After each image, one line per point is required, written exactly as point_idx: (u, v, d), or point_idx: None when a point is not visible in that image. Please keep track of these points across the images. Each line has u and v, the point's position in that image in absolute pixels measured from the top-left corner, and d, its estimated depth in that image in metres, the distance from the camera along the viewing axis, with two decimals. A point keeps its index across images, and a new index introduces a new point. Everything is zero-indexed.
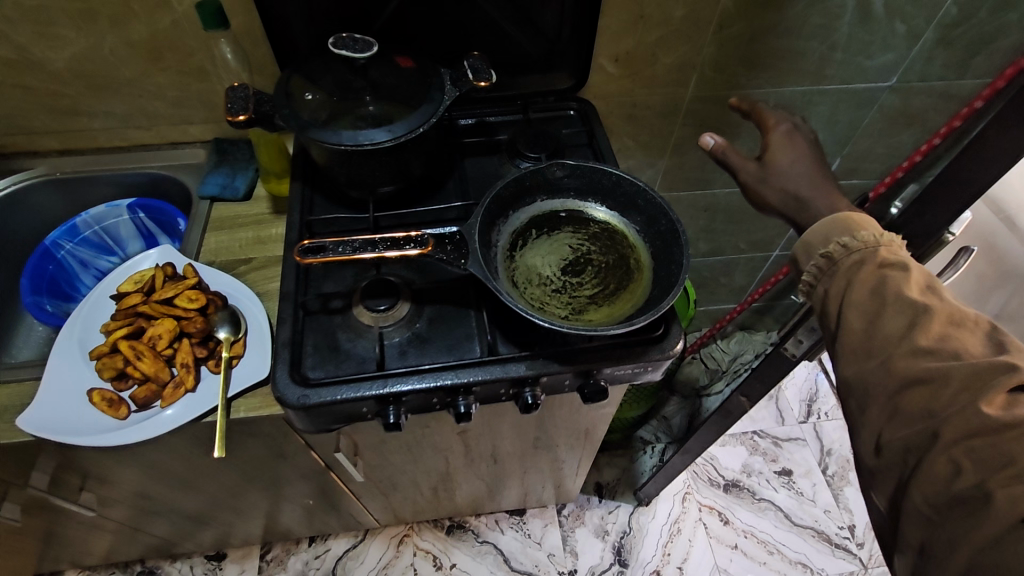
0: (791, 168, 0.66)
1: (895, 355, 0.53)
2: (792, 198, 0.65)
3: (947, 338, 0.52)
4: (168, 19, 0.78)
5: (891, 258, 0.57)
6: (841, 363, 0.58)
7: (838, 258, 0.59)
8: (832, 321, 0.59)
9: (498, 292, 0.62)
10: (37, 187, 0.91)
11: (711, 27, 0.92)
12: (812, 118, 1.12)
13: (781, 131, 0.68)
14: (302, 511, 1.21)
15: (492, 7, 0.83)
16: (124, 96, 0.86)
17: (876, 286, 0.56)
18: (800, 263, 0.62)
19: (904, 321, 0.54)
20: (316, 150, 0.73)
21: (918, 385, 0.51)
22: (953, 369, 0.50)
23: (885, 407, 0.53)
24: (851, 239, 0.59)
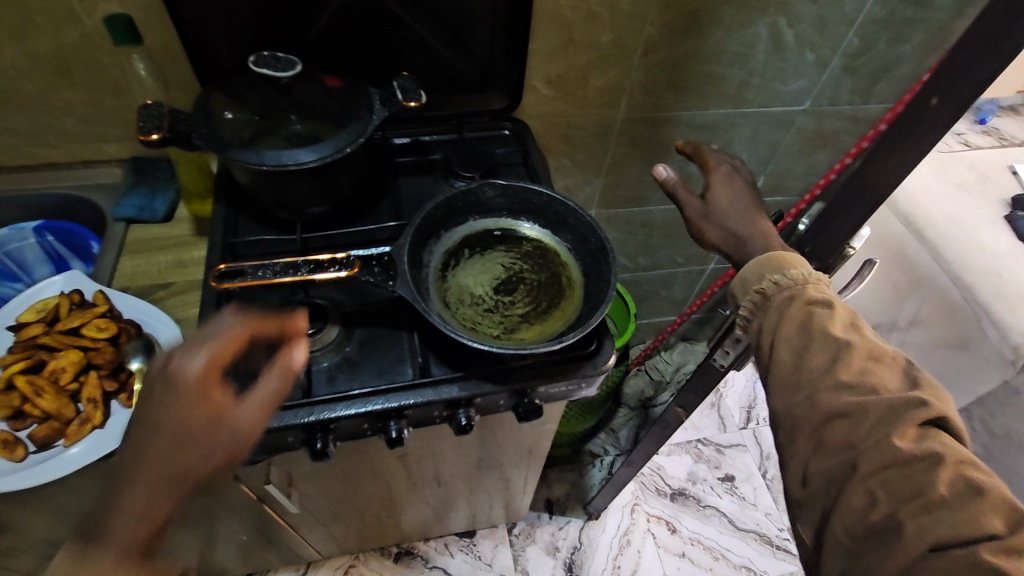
0: (732, 207, 0.69)
1: (821, 390, 0.56)
2: (731, 236, 0.68)
3: (867, 371, 0.55)
4: (76, 33, 0.74)
5: (818, 295, 0.61)
6: (774, 394, 0.60)
7: (770, 294, 0.63)
8: (765, 355, 0.62)
9: (426, 313, 0.61)
10: None
11: (638, 52, 0.96)
12: (737, 139, 1.18)
13: (721, 172, 0.72)
14: (237, 549, 1.14)
15: (422, 28, 0.83)
16: (29, 112, 0.81)
17: (803, 321, 0.59)
18: (738, 298, 0.65)
19: (828, 355, 0.57)
20: (239, 171, 0.71)
21: (838, 418, 0.54)
22: (874, 405, 0.53)
23: (812, 439, 0.56)
24: (782, 276, 0.63)
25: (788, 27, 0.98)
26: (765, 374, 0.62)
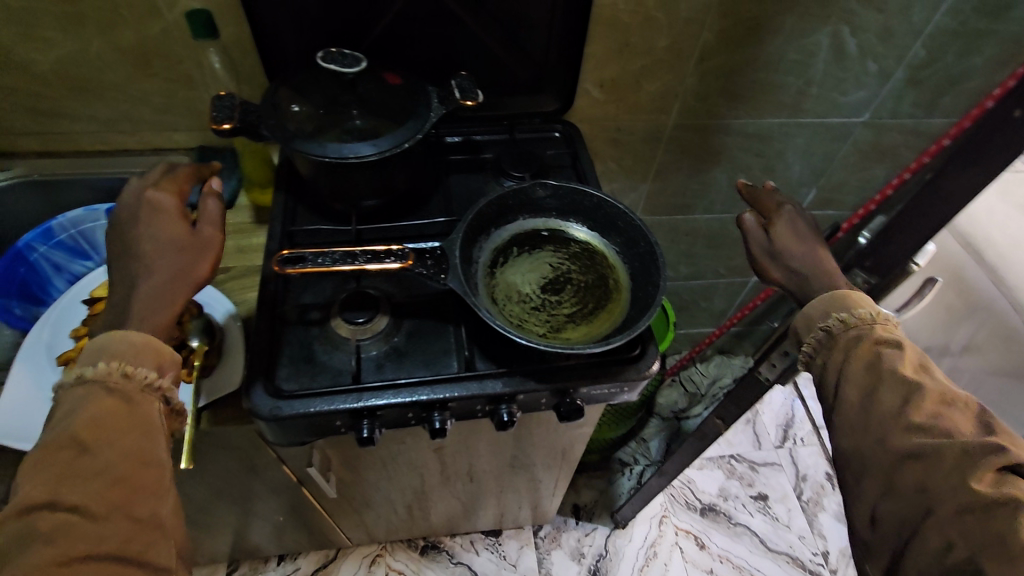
0: (797, 243, 0.67)
1: (891, 431, 0.55)
2: (795, 275, 0.67)
3: (939, 414, 0.54)
4: (157, 27, 0.78)
5: (890, 339, 0.59)
6: (840, 431, 0.60)
7: (836, 333, 0.61)
8: (832, 395, 0.61)
9: (476, 308, 0.62)
10: (15, 187, 0.90)
11: (694, 58, 0.95)
12: (790, 150, 1.16)
13: (786, 210, 0.70)
14: (272, 528, 1.18)
15: (481, 29, 0.85)
16: (109, 100, 0.86)
17: (871, 362, 0.58)
18: (801, 336, 0.64)
19: (899, 397, 0.56)
20: (301, 162, 0.74)
21: (910, 461, 0.53)
22: (949, 449, 0.52)
23: (881, 479, 0.55)
24: (849, 314, 0.61)
25: (851, 35, 0.96)
26: (829, 411, 0.62)
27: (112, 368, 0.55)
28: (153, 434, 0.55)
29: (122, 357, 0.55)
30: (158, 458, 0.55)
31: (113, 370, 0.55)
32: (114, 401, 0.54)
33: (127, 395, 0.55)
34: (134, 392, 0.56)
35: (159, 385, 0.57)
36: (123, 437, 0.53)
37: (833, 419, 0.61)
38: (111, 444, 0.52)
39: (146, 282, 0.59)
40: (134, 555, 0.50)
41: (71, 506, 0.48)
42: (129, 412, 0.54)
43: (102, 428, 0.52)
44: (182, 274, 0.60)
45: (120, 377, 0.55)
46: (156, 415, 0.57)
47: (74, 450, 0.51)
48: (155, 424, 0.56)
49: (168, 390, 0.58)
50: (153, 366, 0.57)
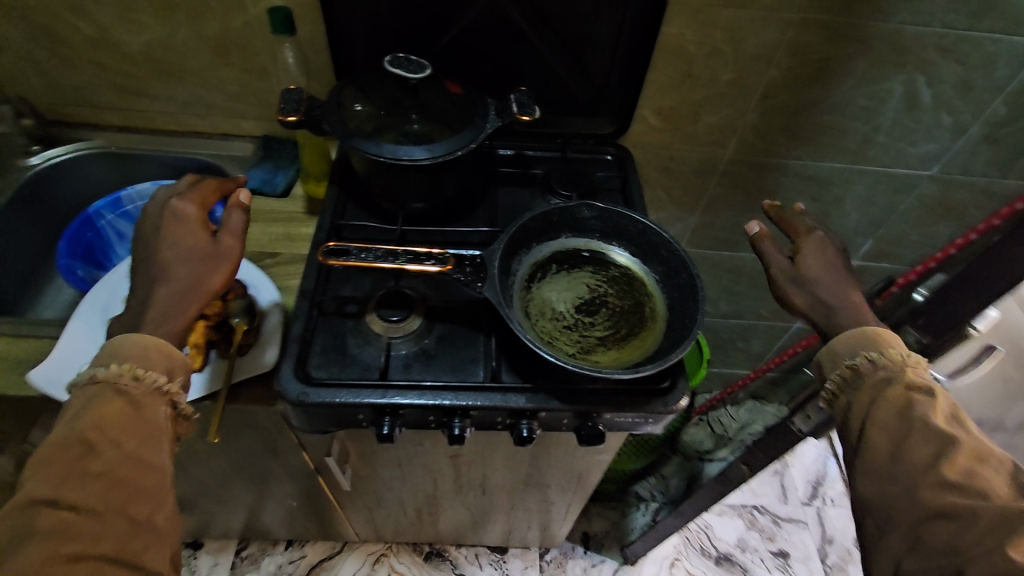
0: (821, 273, 0.65)
1: (922, 485, 0.52)
2: (819, 304, 0.64)
3: (974, 473, 0.51)
4: (240, 20, 0.83)
5: (924, 386, 0.56)
6: (862, 481, 0.57)
7: (864, 371, 0.59)
8: (855, 438, 0.58)
9: (509, 319, 0.62)
10: (94, 157, 0.96)
11: (757, 94, 0.94)
12: (849, 197, 1.12)
13: (814, 237, 0.69)
14: (285, 512, 1.20)
15: (545, 48, 0.86)
16: (188, 84, 0.91)
17: (901, 408, 0.56)
18: (827, 373, 0.61)
19: (931, 450, 0.53)
20: (357, 159, 0.76)
21: (940, 518, 0.50)
22: (985, 511, 0.48)
23: (908, 535, 0.52)
24: (879, 354, 0.59)
25: (926, 86, 0.93)
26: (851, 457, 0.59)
27: (123, 372, 0.55)
28: (157, 437, 0.55)
29: (134, 360, 0.56)
30: (160, 462, 0.54)
31: (123, 372, 0.55)
32: (121, 402, 0.54)
33: (134, 399, 0.55)
34: (141, 395, 0.55)
35: (167, 389, 0.57)
36: (128, 438, 0.53)
37: (855, 466, 0.58)
38: (114, 445, 0.52)
39: (164, 286, 0.60)
40: (129, 556, 0.49)
41: (71, 505, 0.48)
42: (133, 416, 0.54)
43: (107, 431, 0.52)
44: (196, 284, 0.61)
45: (130, 380, 0.55)
46: (162, 418, 0.56)
47: (78, 449, 0.50)
48: (161, 427, 0.56)
49: (177, 395, 0.58)
50: (163, 371, 0.57)
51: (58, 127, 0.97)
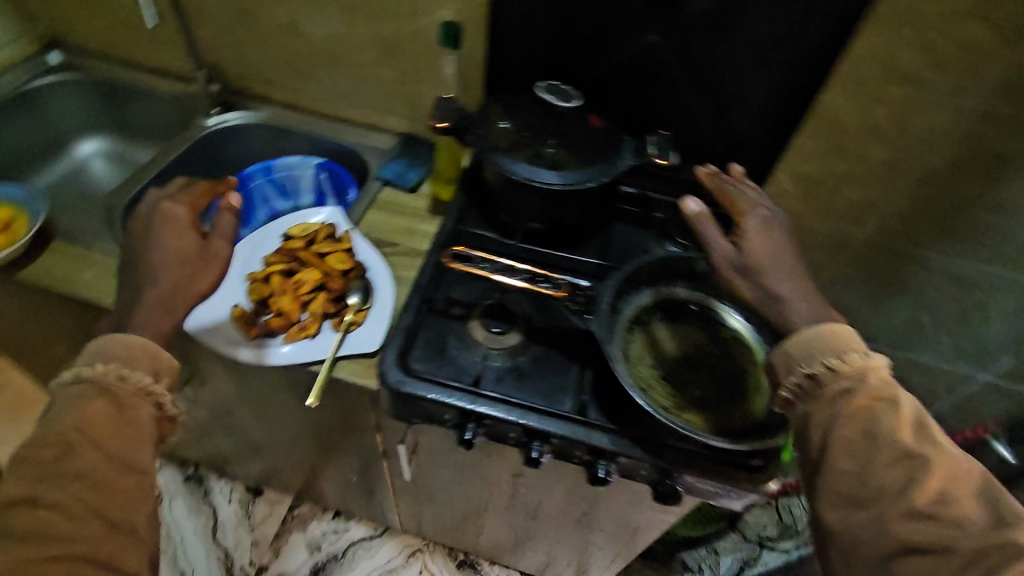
0: (759, 250, 0.63)
1: (889, 513, 0.46)
2: (766, 293, 0.61)
3: (948, 496, 0.45)
4: (410, 28, 0.89)
5: (884, 391, 0.52)
6: (822, 509, 0.50)
7: (822, 380, 0.54)
8: (814, 456, 0.52)
9: (610, 358, 0.62)
10: (258, 127, 1.07)
11: (911, 179, 0.87)
12: (998, 308, 1.00)
13: (759, 218, 0.66)
14: (342, 483, 1.26)
15: (691, 95, 0.86)
16: (350, 77, 0.99)
17: (866, 423, 0.50)
18: (782, 377, 0.57)
19: (901, 471, 0.47)
20: (490, 172, 0.79)
21: (911, 552, 0.44)
22: (959, 541, 0.43)
23: (874, 568, 0.45)
24: (837, 360, 0.54)
25: None
26: (806, 471, 0.53)
27: (109, 371, 0.56)
28: (141, 436, 0.55)
29: (120, 360, 0.57)
30: (141, 464, 0.54)
31: (109, 373, 0.56)
32: (105, 402, 0.54)
33: (116, 399, 0.55)
34: (127, 395, 0.56)
35: (152, 390, 0.57)
36: (110, 438, 0.52)
37: (811, 484, 0.52)
38: (95, 445, 0.51)
39: (153, 288, 0.63)
40: (105, 557, 0.47)
41: (50, 504, 0.47)
42: (119, 413, 0.54)
43: (90, 431, 0.52)
44: (187, 283, 0.65)
45: (115, 379, 0.56)
46: (144, 419, 0.56)
47: (59, 448, 0.50)
48: (145, 430, 0.55)
49: (161, 396, 0.58)
50: (149, 374, 0.58)
51: (235, 95, 1.09)
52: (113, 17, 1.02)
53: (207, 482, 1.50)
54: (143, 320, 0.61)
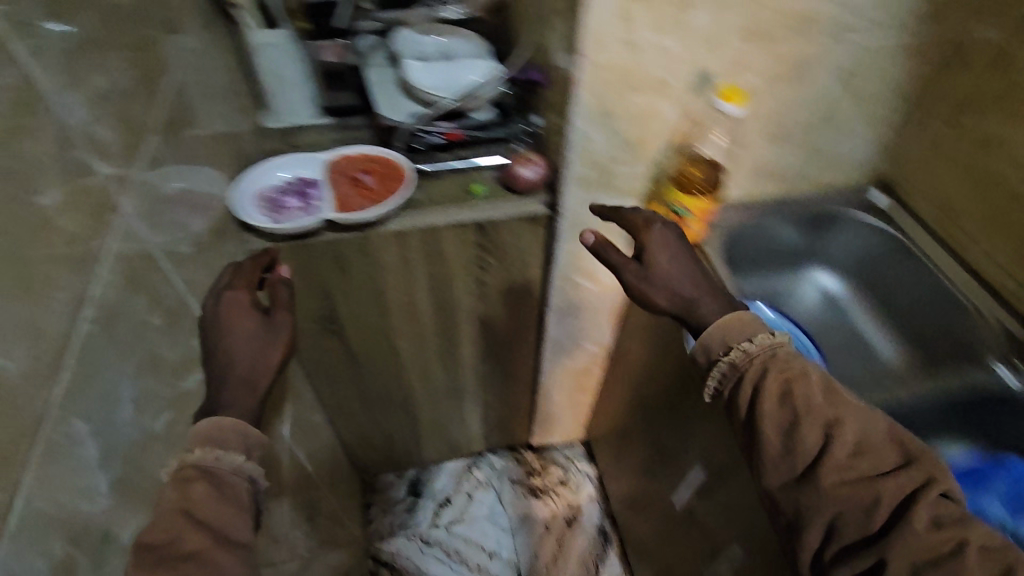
0: (652, 291, 0.75)
1: (828, 477, 0.56)
2: (678, 297, 0.73)
3: (861, 446, 0.57)
4: None
5: (786, 367, 0.63)
6: (767, 475, 0.60)
7: (739, 362, 0.66)
8: (753, 441, 0.62)
9: None
10: None
11: None
12: None
13: (653, 227, 0.78)
14: None
15: None
16: None
17: (780, 389, 0.62)
18: (710, 366, 0.69)
19: (818, 432, 0.58)
20: None
21: (845, 486, 0.55)
22: (882, 495, 0.53)
23: (823, 521, 0.55)
24: (750, 343, 0.66)
25: None
26: (748, 449, 0.63)
27: (203, 454, 0.51)
28: (239, 514, 0.50)
29: (210, 439, 0.52)
30: (243, 539, 0.50)
31: (206, 456, 0.51)
32: (205, 484, 0.50)
33: (211, 474, 0.50)
34: (223, 474, 0.51)
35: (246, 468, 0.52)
36: (209, 515, 0.48)
37: (755, 462, 0.62)
38: (199, 526, 0.48)
39: (231, 371, 0.56)
40: None
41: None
42: (217, 491, 0.50)
43: (197, 515, 0.48)
44: (261, 354, 0.59)
45: (209, 459, 0.51)
46: (245, 496, 0.51)
47: (172, 532, 0.47)
48: (241, 501, 0.51)
49: (256, 471, 0.53)
50: (239, 452, 0.53)
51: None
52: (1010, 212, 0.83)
53: (610, 547, 1.51)
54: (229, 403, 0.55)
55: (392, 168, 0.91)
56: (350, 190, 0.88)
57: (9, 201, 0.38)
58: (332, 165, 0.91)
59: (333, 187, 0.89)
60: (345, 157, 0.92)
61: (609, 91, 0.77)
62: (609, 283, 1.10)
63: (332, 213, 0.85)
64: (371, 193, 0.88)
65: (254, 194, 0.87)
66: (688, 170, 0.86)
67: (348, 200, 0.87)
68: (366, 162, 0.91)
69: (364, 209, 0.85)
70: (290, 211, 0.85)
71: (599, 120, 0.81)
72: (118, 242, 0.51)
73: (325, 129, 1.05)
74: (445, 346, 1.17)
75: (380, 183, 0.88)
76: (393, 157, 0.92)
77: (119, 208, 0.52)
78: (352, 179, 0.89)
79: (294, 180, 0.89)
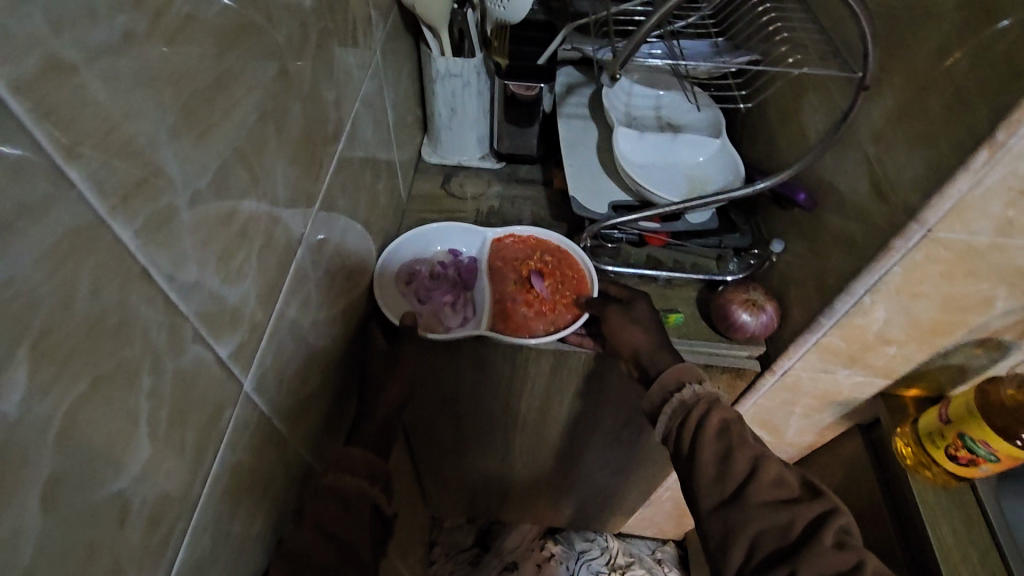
0: (624, 337, 0.63)
1: (753, 496, 0.52)
2: (643, 348, 0.62)
3: (784, 480, 0.53)
4: None
5: (727, 409, 0.58)
6: (699, 499, 0.55)
7: (686, 400, 0.58)
8: (684, 470, 0.57)
9: None
10: None
11: None
12: None
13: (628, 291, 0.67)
14: None
15: None
16: None
17: (720, 427, 0.56)
18: (658, 406, 0.60)
19: (747, 462, 0.54)
20: None
21: (779, 513, 0.51)
22: (798, 518, 0.50)
23: (745, 540, 0.51)
24: (698, 386, 0.59)
25: None
26: (684, 479, 0.57)
27: (333, 479, 0.50)
28: (362, 535, 0.49)
29: (343, 462, 0.51)
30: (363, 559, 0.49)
31: (338, 479, 0.50)
32: (335, 506, 0.49)
33: (337, 491, 0.50)
34: (353, 493, 0.50)
35: (372, 490, 0.51)
36: (338, 528, 0.48)
37: (687, 488, 0.57)
38: (321, 537, 0.47)
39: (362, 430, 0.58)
40: None
41: None
42: (343, 506, 0.49)
43: (326, 527, 0.48)
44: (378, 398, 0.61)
45: (333, 484, 0.50)
46: (362, 518, 0.50)
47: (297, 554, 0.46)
48: (362, 528, 0.49)
49: (378, 496, 0.51)
50: (366, 479, 0.51)
51: None
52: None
53: None
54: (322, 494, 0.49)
55: (570, 268, 0.71)
56: (517, 294, 0.70)
57: (63, 535, 0.23)
58: (498, 248, 0.73)
59: (495, 283, 0.71)
60: (516, 239, 0.73)
61: (938, 276, 0.52)
62: (793, 442, 0.87)
63: (491, 326, 0.67)
64: (541, 305, 0.69)
65: (401, 273, 0.70)
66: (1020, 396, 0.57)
67: (512, 308, 0.69)
68: (541, 254, 0.72)
69: (530, 329, 0.67)
70: (441, 311, 0.68)
71: (900, 301, 0.55)
72: (227, 453, 0.35)
73: (490, 175, 0.87)
74: (563, 445, 0.99)
75: (556, 291, 0.69)
76: (575, 254, 0.71)
77: (243, 395, 0.36)
78: (519, 276, 0.70)
79: (451, 261, 0.72)
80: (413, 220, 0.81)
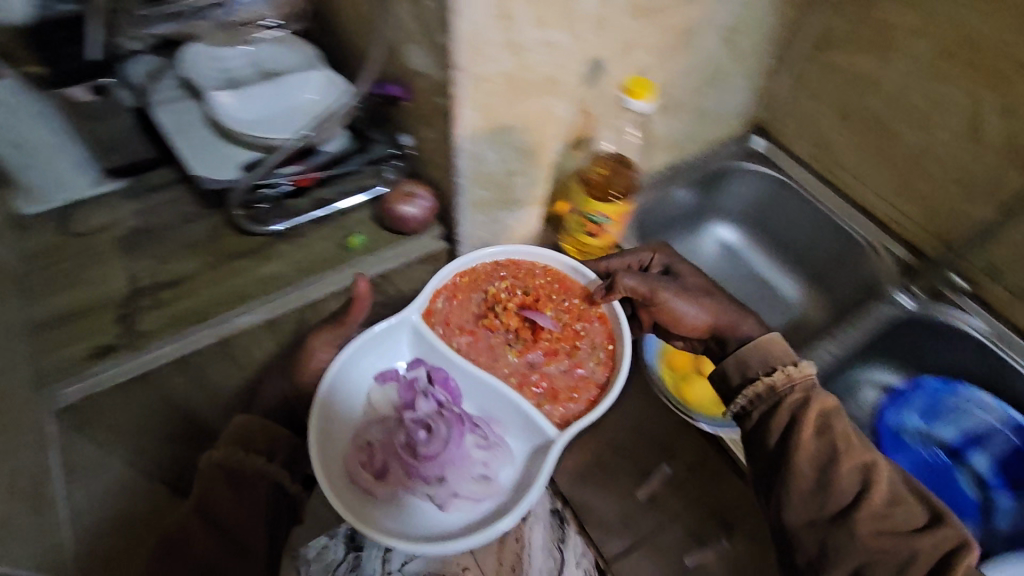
0: (684, 316, 0.72)
1: (861, 521, 0.57)
2: (714, 320, 0.71)
3: (891, 496, 0.58)
4: None
5: (821, 402, 0.62)
6: (790, 510, 0.59)
7: (775, 385, 0.63)
8: (781, 472, 0.61)
9: None
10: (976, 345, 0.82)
11: None
12: None
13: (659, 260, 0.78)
14: None
15: None
16: None
17: (816, 425, 0.61)
18: (739, 386, 0.66)
19: (852, 478, 0.59)
20: None
21: (885, 530, 0.56)
22: (917, 552, 0.55)
23: (851, 562, 0.56)
24: (793, 368, 0.64)
25: None
26: (771, 485, 0.61)
27: (225, 459, 0.63)
28: (253, 503, 0.63)
29: (244, 440, 0.65)
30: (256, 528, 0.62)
31: (229, 457, 0.63)
32: (226, 487, 0.62)
33: (231, 470, 0.63)
34: (246, 470, 0.63)
35: (268, 470, 0.64)
36: (228, 497, 0.62)
37: (774, 490, 0.61)
38: (217, 500, 0.62)
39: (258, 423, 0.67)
40: None
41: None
42: (233, 484, 0.63)
43: (220, 498, 0.62)
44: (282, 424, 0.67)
45: (224, 465, 0.63)
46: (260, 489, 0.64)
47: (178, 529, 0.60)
48: (256, 496, 0.63)
49: (277, 474, 0.64)
50: (264, 456, 0.64)
51: (931, 265, 0.86)
52: (896, 153, 0.86)
53: None
54: (213, 489, 0.62)
55: (535, 279, 0.76)
56: (529, 353, 0.71)
57: None
58: (442, 318, 0.72)
59: (496, 359, 0.71)
60: (446, 296, 0.73)
61: (499, 106, 0.64)
62: None
63: (543, 404, 0.67)
64: (565, 344, 0.72)
65: (357, 447, 0.63)
66: (599, 169, 0.79)
67: (544, 370, 0.70)
68: (495, 286, 0.75)
69: (588, 373, 0.70)
70: (472, 456, 0.63)
71: (489, 137, 0.67)
72: None
73: (117, 198, 0.77)
74: None
75: (566, 320, 0.73)
76: (528, 257, 0.77)
77: None
78: (514, 325, 0.73)
79: (406, 390, 0.67)
80: (43, 283, 0.69)
